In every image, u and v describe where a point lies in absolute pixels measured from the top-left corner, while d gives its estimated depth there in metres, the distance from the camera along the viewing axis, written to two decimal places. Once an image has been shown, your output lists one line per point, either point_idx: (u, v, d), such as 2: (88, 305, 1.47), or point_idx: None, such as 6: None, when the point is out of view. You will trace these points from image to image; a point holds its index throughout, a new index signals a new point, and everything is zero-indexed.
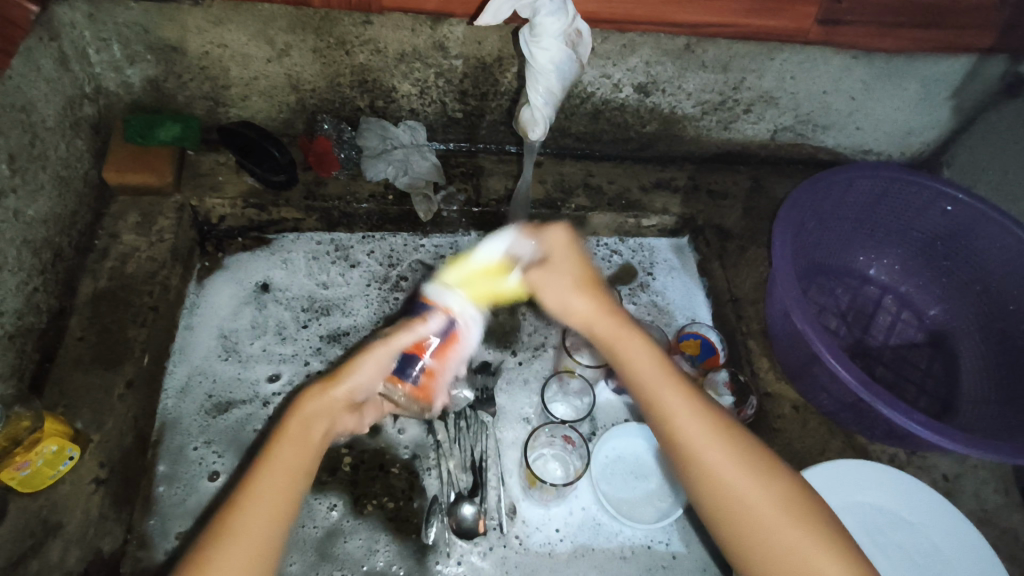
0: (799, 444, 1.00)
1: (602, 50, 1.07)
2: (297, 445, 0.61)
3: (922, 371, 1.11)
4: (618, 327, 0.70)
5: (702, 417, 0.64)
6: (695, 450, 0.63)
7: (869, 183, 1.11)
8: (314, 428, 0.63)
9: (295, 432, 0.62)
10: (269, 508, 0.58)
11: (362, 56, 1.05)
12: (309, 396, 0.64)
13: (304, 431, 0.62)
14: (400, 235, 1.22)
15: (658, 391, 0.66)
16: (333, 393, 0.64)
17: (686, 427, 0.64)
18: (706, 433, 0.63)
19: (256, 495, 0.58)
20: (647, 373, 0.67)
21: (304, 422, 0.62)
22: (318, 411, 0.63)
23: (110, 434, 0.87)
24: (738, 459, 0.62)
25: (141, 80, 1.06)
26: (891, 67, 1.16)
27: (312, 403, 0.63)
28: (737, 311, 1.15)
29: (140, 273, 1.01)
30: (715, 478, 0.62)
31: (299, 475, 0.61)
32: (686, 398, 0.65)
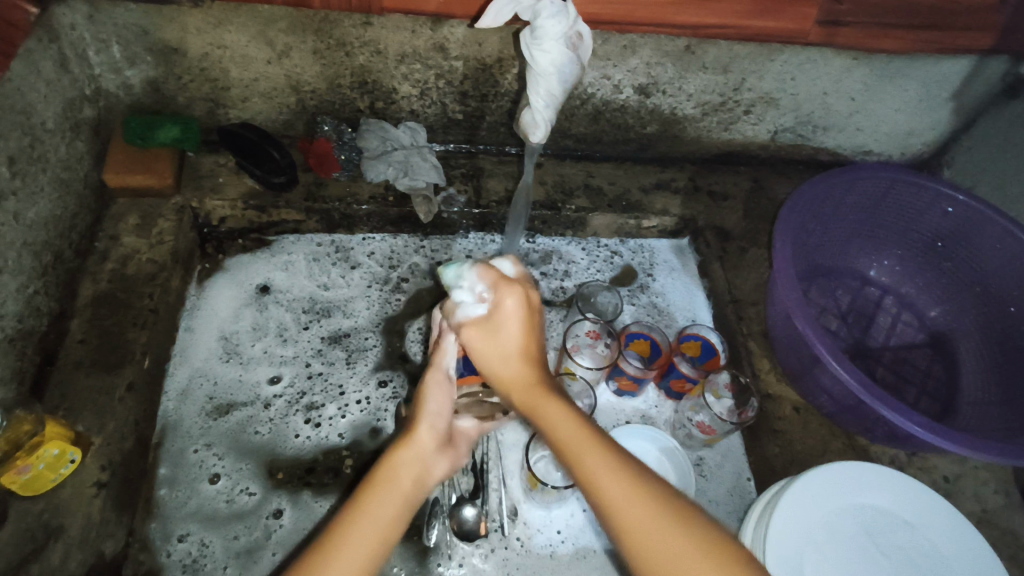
0: (800, 445, 1.00)
1: (603, 51, 1.07)
2: (394, 497, 0.58)
3: (923, 372, 1.12)
4: (542, 391, 0.62)
5: (639, 495, 0.55)
6: (642, 545, 0.53)
7: (870, 184, 1.11)
8: (407, 481, 0.60)
9: (391, 483, 0.59)
10: (361, 558, 0.54)
11: (362, 58, 1.05)
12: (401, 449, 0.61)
13: (400, 483, 0.59)
14: (400, 236, 1.22)
15: (596, 474, 0.56)
16: (418, 443, 0.62)
17: (629, 515, 0.54)
18: (651, 521, 0.54)
19: (349, 543, 0.54)
20: (573, 444, 0.58)
21: (396, 474, 0.60)
22: (410, 468, 0.60)
23: (111, 437, 0.87)
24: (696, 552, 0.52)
25: (140, 82, 1.06)
26: (891, 68, 1.16)
27: (402, 454, 0.61)
28: (737, 312, 1.15)
29: (140, 275, 1.01)
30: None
31: (392, 531, 0.57)
32: (621, 476, 0.56)
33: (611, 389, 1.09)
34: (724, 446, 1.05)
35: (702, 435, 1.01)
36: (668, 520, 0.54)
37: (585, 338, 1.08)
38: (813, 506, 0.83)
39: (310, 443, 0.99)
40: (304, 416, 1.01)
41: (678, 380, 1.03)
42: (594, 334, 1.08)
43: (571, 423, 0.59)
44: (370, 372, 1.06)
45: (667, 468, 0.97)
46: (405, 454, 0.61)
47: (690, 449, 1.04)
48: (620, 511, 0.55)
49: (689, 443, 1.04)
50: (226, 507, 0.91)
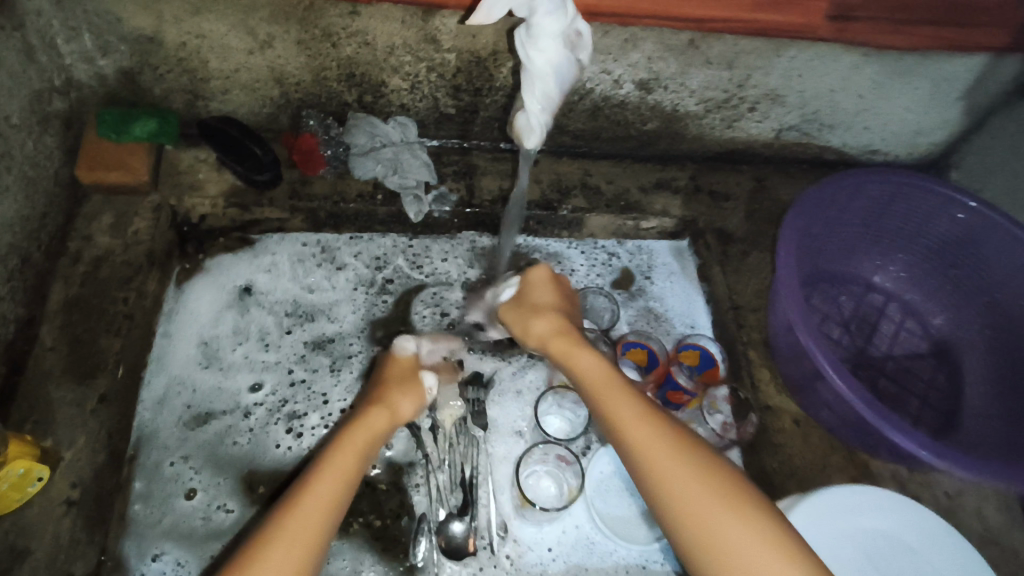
0: (799, 461, 0.97)
1: (602, 45, 1.02)
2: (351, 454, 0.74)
3: (926, 384, 1.08)
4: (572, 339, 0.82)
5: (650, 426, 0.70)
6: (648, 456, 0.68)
7: (878, 188, 1.07)
8: (364, 443, 0.76)
9: (351, 442, 0.75)
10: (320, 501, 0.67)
11: (349, 49, 0.99)
12: (372, 413, 0.80)
13: (360, 442, 0.76)
14: (389, 236, 1.17)
15: (615, 401, 0.73)
16: (394, 413, 0.82)
17: (644, 439, 0.69)
18: (661, 443, 0.68)
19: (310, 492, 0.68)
20: (601, 386, 0.76)
21: (360, 431, 0.77)
22: (373, 427, 0.78)
23: (82, 452, 0.83)
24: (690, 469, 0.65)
25: (114, 72, 1.00)
26: (902, 66, 1.11)
27: (374, 416, 0.80)
28: (737, 320, 1.11)
29: (115, 278, 0.96)
30: (668, 487, 0.65)
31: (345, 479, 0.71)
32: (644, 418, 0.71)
33: None
34: None
35: None
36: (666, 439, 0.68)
37: None
38: (808, 533, 0.80)
39: (291, 455, 0.95)
40: (285, 426, 0.97)
41: (675, 392, 0.98)
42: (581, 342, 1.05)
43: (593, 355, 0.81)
44: (355, 381, 1.02)
45: None
46: (374, 415, 0.80)
47: None
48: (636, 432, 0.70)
49: None
50: (203, 524, 0.88)
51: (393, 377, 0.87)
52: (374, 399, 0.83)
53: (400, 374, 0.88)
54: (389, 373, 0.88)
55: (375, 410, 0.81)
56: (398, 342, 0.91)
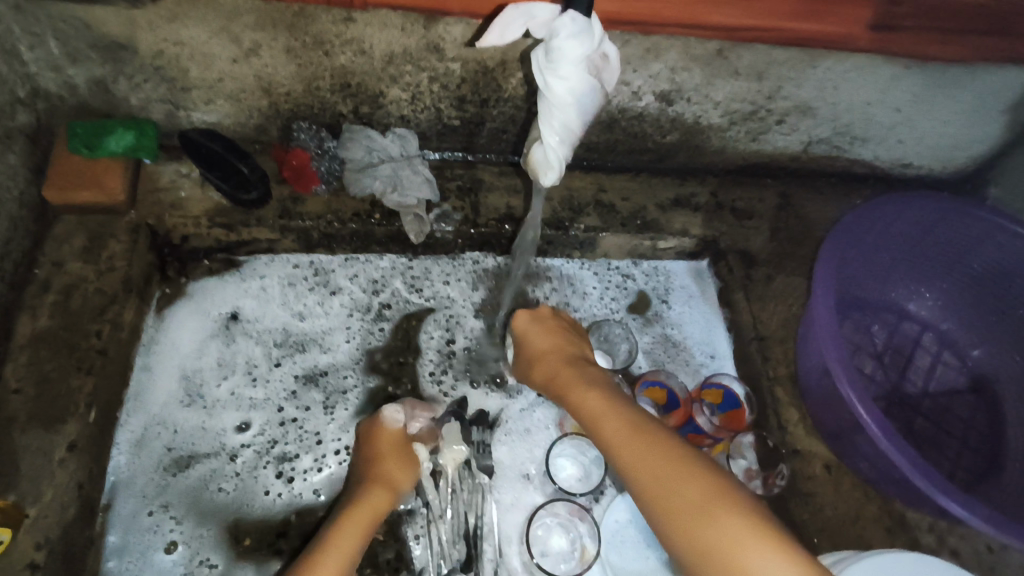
0: (831, 511, 0.90)
1: (622, 55, 0.93)
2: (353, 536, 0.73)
3: (964, 423, 1.01)
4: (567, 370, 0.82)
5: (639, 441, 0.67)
6: (631, 463, 0.65)
7: (919, 214, 0.98)
8: (366, 524, 0.75)
9: (353, 524, 0.74)
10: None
11: (343, 58, 0.90)
12: (371, 491, 0.79)
13: (362, 522, 0.75)
14: (387, 258, 1.09)
15: (600, 415, 0.73)
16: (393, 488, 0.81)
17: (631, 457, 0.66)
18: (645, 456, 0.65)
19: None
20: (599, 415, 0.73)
21: (363, 510, 0.76)
22: (374, 505, 0.77)
23: (48, 508, 0.75)
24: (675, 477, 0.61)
25: (85, 81, 0.91)
26: (946, 77, 1.02)
27: (376, 495, 0.79)
28: (763, 351, 1.03)
29: (87, 309, 0.88)
30: (650, 488, 0.62)
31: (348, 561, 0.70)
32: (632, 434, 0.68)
33: None
34: None
35: None
36: (648, 443, 0.66)
37: None
38: None
39: (281, 502, 0.87)
40: (274, 470, 0.90)
41: (696, 435, 0.92)
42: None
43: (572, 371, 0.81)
44: (351, 419, 0.95)
45: None
46: (374, 493, 0.79)
47: None
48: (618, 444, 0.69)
49: None
50: None
51: (384, 450, 0.84)
52: (370, 475, 0.81)
53: (394, 446, 0.85)
54: (379, 446, 0.85)
55: (374, 487, 0.79)
56: (387, 410, 0.87)
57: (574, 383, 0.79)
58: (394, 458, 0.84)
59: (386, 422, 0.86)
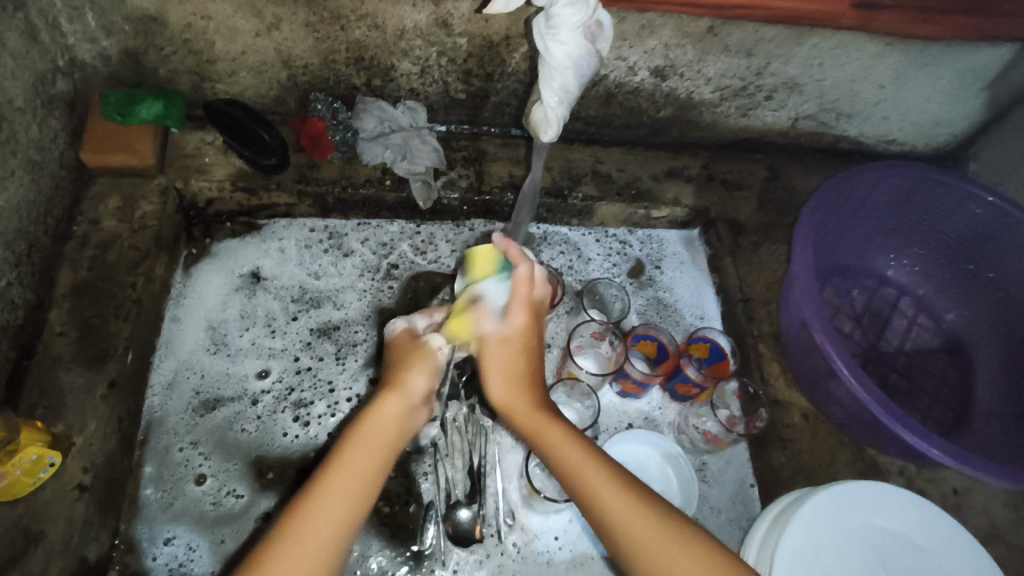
0: (808, 455, 0.97)
1: (619, 31, 0.99)
2: (365, 454, 0.64)
3: (936, 379, 1.08)
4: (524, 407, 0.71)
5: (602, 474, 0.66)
6: (594, 500, 0.65)
7: (896, 182, 1.05)
8: (378, 441, 0.66)
9: (362, 443, 0.65)
10: (331, 518, 0.59)
11: (358, 32, 0.97)
12: (384, 398, 0.69)
13: (371, 438, 0.66)
14: (397, 223, 1.16)
15: (559, 448, 0.68)
16: (409, 392, 0.70)
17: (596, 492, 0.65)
18: (609, 490, 0.65)
19: (318, 511, 0.59)
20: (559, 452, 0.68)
21: (372, 423, 0.67)
22: (386, 414, 0.68)
23: (93, 437, 0.83)
24: (639, 515, 0.63)
25: (118, 52, 0.98)
26: (926, 55, 1.08)
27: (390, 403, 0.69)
28: (748, 312, 1.11)
29: (122, 263, 0.95)
30: (615, 528, 0.63)
31: (363, 487, 0.62)
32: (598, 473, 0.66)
33: (615, 390, 1.04)
34: (730, 451, 1.02)
35: (708, 444, 1.00)
36: (611, 481, 0.66)
37: (590, 338, 1.03)
38: (821, 530, 0.80)
39: (298, 442, 0.95)
40: (292, 413, 0.97)
41: (683, 384, 0.99)
42: None
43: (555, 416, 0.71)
44: (362, 368, 1.02)
45: (671, 476, 0.95)
46: (384, 402, 0.69)
47: (694, 454, 1.01)
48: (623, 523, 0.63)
49: (694, 447, 1.01)
50: (213, 508, 0.88)
51: (399, 357, 0.75)
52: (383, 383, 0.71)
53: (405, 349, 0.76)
54: (395, 353, 0.76)
55: (386, 394, 0.69)
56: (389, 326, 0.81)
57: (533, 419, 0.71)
58: (411, 359, 0.73)
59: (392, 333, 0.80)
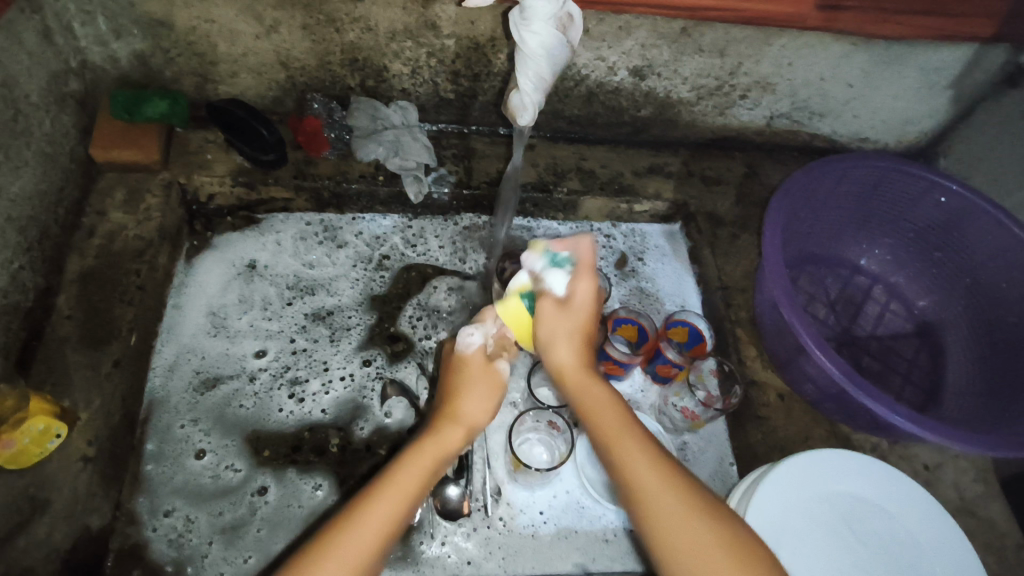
0: (783, 432, 1.01)
1: (597, 32, 1.05)
2: (421, 469, 0.70)
3: (907, 362, 1.12)
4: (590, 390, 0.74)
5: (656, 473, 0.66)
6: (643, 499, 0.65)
7: (863, 172, 1.10)
8: (433, 461, 0.71)
9: (418, 460, 0.70)
10: (381, 525, 0.65)
11: (352, 34, 1.03)
12: (444, 426, 0.74)
13: (429, 456, 0.71)
14: (389, 217, 1.21)
15: (618, 442, 0.69)
16: (467, 421, 0.75)
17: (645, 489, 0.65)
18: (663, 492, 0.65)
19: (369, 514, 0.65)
20: (617, 448, 0.69)
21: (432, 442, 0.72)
22: (444, 442, 0.73)
23: (97, 413, 0.88)
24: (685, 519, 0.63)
25: (126, 54, 1.04)
26: (890, 54, 1.14)
27: (450, 430, 0.74)
28: (726, 299, 1.15)
29: (127, 251, 1.01)
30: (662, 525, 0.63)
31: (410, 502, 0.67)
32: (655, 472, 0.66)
33: None
34: (708, 431, 1.05)
35: (686, 419, 1.03)
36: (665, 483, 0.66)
37: None
38: (790, 494, 0.85)
39: (293, 417, 0.99)
40: (287, 391, 1.02)
41: (664, 365, 1.03)
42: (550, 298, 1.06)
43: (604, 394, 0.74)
44: (355, 350, 1.07)
45: None
46: (444, 427, 0.74)
47: (675, 433, 1.04)
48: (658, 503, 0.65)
49: (674, 427, 1.04)
50: (212, 482, 0.92)
51: (468, 377, 0.78)
52: (444, 409, 0.76)
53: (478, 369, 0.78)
54: (461, 373, 0.79)
55: (447, 422, 0.75)
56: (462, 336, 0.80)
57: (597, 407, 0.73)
58: (478, 382, 0.78)
59: (464, 350, 0.80)
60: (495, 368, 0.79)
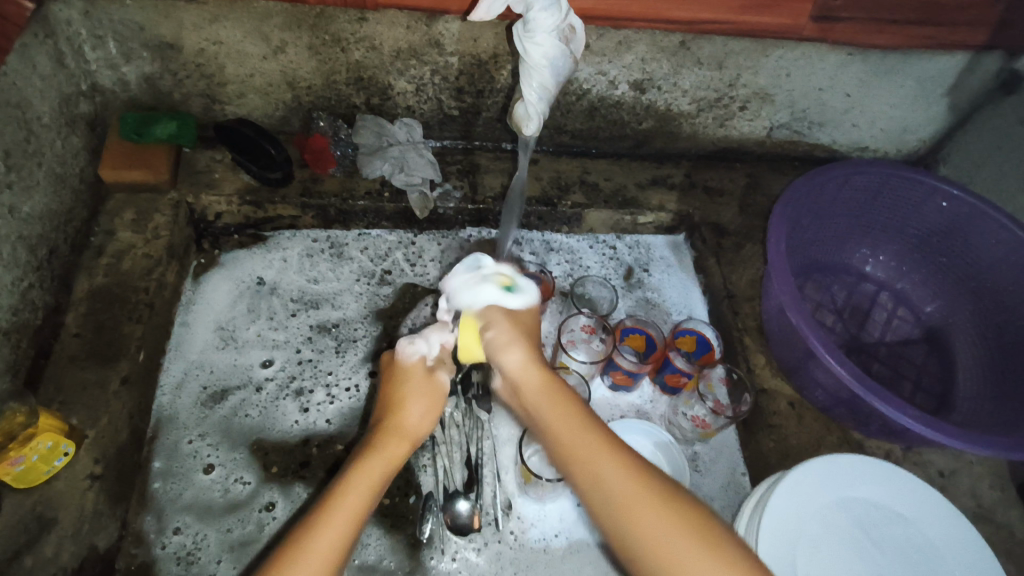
0: (795, 440, 1.00)
1: (597, 47, 1.07)
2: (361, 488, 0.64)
3: (918, 367, 1.11)
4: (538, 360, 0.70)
5: (577, 420, 0.65)
6: (569, 450, 0.64)
7: (865, 179, 1.11)
8: (376, 480, 0.64)
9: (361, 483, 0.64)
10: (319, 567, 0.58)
11: (357, 53, 1.05)
12: (383, 441, 0.68)
13: (369, 480, 0.64)
14: (395, 233, 1.22)
15: (542, 394, 0.67)
16: (409, 434, 0.69)
17: (575, 443, 0.64)
18: (585, 443, 0.64)
19: (313, 553, 0.59)
20: (544, 395, 0.67)
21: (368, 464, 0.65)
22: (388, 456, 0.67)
23: (105, 430, 0.87)
24: (603, 461, 0.62)
25: (136, 78, 1.06)
26: (886, 63, 1.16)
27: (394, 446, 0.68)
28: (733, 308, 1.15)
29: (136, 270, 1.01)
30: (589, 478, 0.62)
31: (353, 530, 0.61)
32: (576, 422, 0.65)
33: (607, 384, 1.08)
34: (719, 441, 1.05)
35: (697, 429, 1.02)
36: (586, 432, 0.64)
37: (580, 332, 1.07)
38: (803, 502, 0.84)
39: (298, 428, 0.99)
40: (293, 402, 1.01)
41: (672, 375, 1.03)
42: None
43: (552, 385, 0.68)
44: (360, 362, 1.06)
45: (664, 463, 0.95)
46: (384, 443, 0.67)
47: (685, 443, 1.04)
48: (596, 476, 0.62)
49: (684, 437, 1.04)
50: (222, 496, 0.92)
51: (406, 392, 0.72)
52: (381, 424, 0.70)
53: (411, 387, 0.72)
54: (400, 383, 0.73)
55: (386, 438, 0.68)
56: (404, 343, 0.74)
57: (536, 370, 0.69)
58: (416, 396, 0.71)
59: (405, 362, 0.73)
60: (437, 381, 0.73)
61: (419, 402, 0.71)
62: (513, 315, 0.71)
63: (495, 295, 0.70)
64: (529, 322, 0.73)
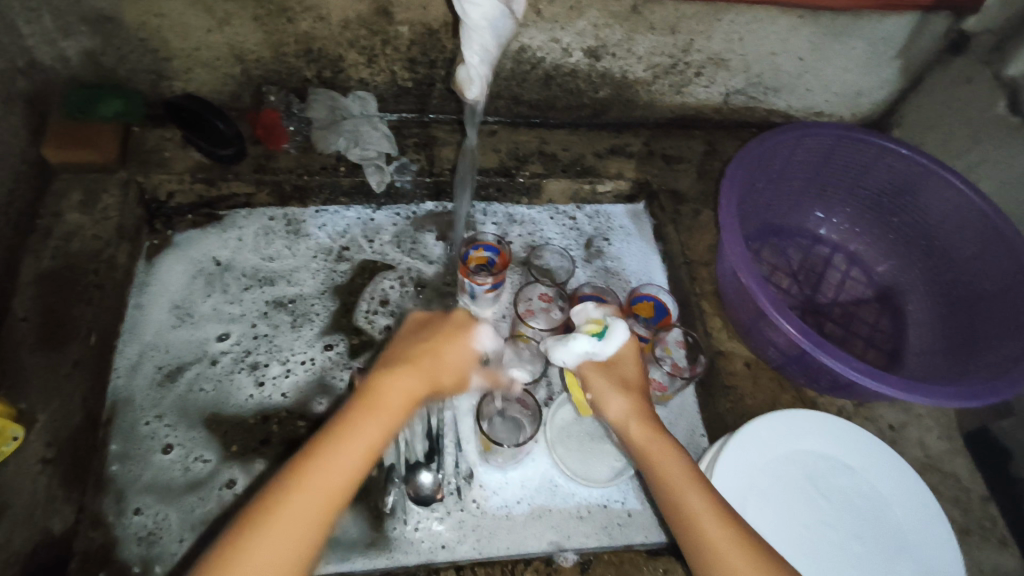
0: (751, 400, 1.03)
1: (549, 13, 1.06)
2: (360, 446, 0.63)
3: (870, 326, 1.14)
4: (638, 414, 0.77)
5: (684, 472, 0.72)
6: (670, 501, 0.71)
7: (817, 141, 1.12)
8: (375, 432, 0.65)
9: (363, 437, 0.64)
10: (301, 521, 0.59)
11: (305, 24, 1.03)
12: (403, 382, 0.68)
13: (374, 430, 0.65)
14: (353, 209, 1.21)
15: (650, 448, 0.74)
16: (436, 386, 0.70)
17: (684, 495, 0.70)
18: (691, 494, 0.70)
19: (300, 499, 0.59)
20: (649, 448, 0.74)
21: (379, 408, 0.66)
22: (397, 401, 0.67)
23: (57, 414, 0.86)
24: (710, 511, 0.69)
25: (77, 53, 1.03)
26: (837, 26, 1.16)
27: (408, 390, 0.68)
28: (691, 273, 1.17)
29: (85, 252, 0.99)
30: (688, 524, 0.69)
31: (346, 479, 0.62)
32: (684, 473, 0.72)
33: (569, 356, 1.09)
34: (679, 405, 1.06)
35: (656, 393, 1.02)
36: (689, 485, 0.71)
37: (539, 301, 1.10)
38: (754, 457, 0.86)
39: (253, 402, 0.99)
40: (249, 375, 1.01)
41: None
42: (477, 251, 1.07)
43: (658, 438, 0.75)
44: (317, 336, 1.06)
45: None
46: (394, 389, 0.68)
47: None
48: (699, 524, 0.68)
49: None
50: (182, 475, 0.91)
51: (440, 345, 0.72)
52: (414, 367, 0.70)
53: (451, 345, 0.73)
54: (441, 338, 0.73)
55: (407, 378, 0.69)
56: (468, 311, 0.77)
57: (645, 427, 0.76)
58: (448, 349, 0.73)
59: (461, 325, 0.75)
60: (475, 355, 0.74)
61: (451, 360, 0.72)
62: (605, 364, 0.80)
63: (587, 345, 0.80)
64: (626, 367, 0.80)
